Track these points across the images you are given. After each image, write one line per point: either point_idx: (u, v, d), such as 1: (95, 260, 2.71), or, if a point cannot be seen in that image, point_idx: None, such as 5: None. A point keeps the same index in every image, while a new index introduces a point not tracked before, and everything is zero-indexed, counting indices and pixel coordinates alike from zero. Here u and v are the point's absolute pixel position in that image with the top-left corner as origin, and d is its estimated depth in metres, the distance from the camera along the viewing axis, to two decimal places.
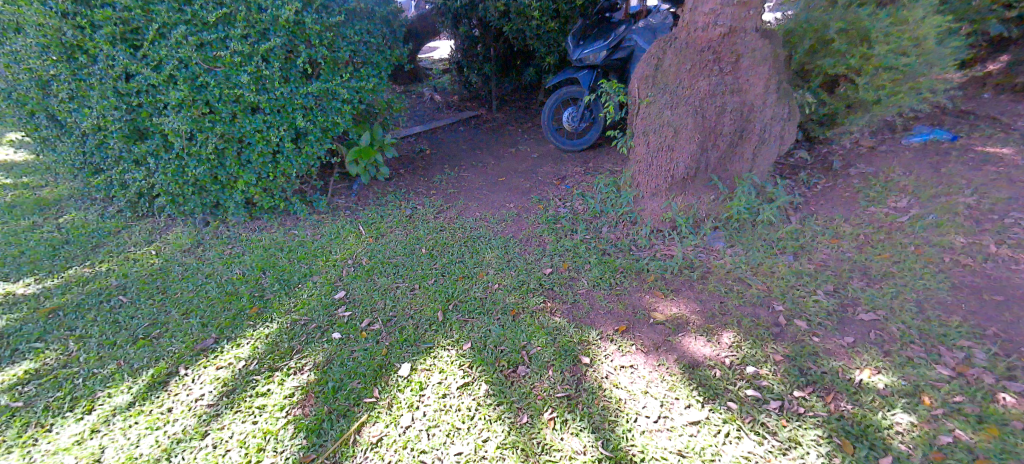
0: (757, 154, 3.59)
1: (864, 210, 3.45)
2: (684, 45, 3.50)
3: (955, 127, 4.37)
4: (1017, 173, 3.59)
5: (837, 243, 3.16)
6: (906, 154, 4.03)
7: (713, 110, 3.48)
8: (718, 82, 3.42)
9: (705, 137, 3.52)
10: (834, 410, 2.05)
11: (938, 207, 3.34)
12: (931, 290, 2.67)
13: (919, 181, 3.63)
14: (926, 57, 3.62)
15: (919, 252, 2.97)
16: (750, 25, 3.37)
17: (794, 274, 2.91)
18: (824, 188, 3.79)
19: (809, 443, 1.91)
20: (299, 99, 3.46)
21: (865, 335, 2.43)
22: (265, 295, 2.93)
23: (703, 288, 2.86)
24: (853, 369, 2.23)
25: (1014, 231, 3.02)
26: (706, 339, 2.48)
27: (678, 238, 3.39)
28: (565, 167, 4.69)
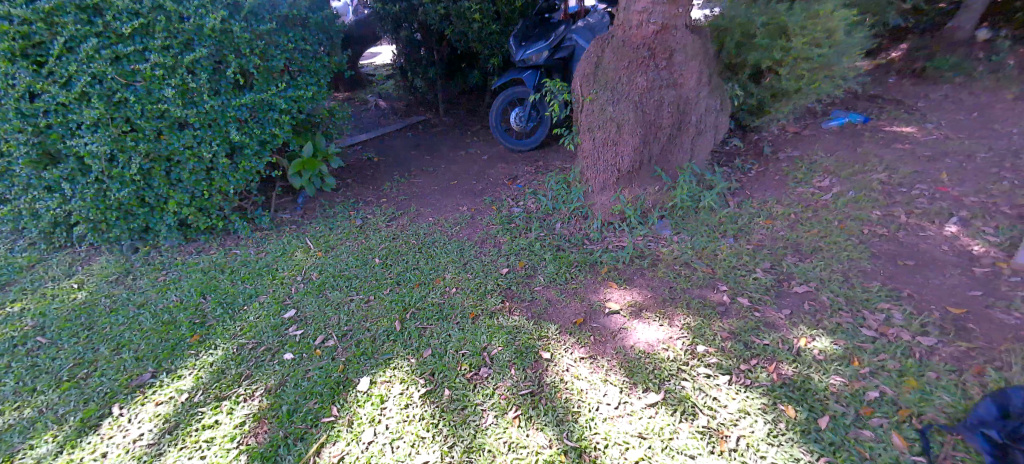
0: (695, 144, 3.79)
1: (793, 191, 3.70)
2: (621, 42, 3.60)
3: (867, 110, 4.78)
4: (920, 149, 3.97)
5: (771, 224, 3.37)
6: (826, 137, 4.35)
7: (652, 104, 3.61)
8: (655, 77, 3.56)
9: (647, 130, 3.65)
10: (778, 379, 2.18)
11: (856, 184, 3.63)
12: (854, 260, 2.91)
13: (839, 161, 3.94)
14: (837, 47, 3.92)
15: (841, 227, 3.22)
16: (681, 22, 3.54)
17: (735, 255, 3.08)
18: (757, 173, 4.03)
19: (756, 411, 2.03)
20: (231, 111, 3.31)
21: (800, 306, 2.61)
22: (206, 321, 2.77)
23: (653, 275, 2.97)
24: (791, 339, 2.39)
25: (920, 202, 3.34)
26: (659, 323, 2.58)
27: (628, 229, 3.49)
28: (514, 168, 4.74)
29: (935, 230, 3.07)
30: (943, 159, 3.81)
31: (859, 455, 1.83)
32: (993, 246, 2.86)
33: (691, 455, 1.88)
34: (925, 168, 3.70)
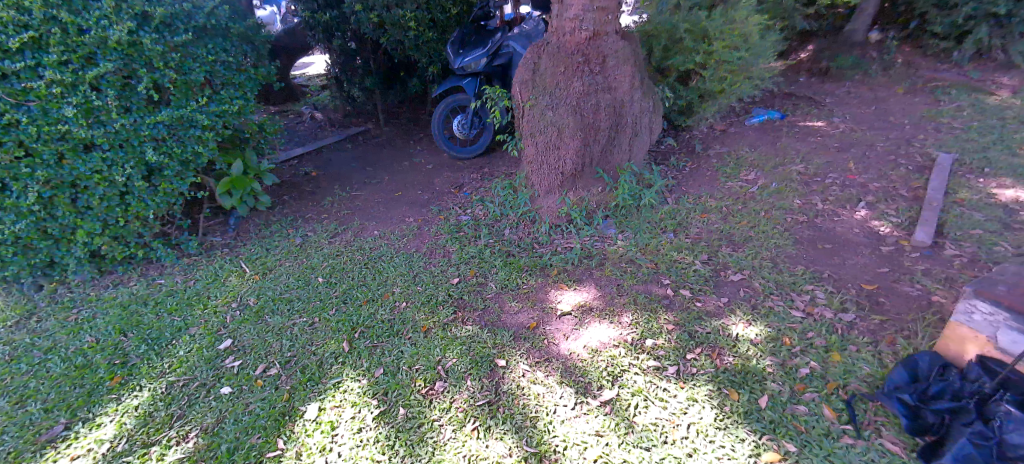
0: (632, 145, 3.92)
1: (724, 185, 3.92)
2: (556, 49, 3.68)
3: (783, 107, 5.16)
4: (830, 142, 4.34)
5: (706, 217, 3.56)
6: (750, 133, 4.65)
7: (590, 108, 3.69)
8: (590, 82, 3.65)
9: (587, 133, 3.74)
10: (721, 365, 2.29)
11: (778, 176, 3.90)
12: (781, 246, 3.12)
13: (762, 156, 4.22)
14: (754, 50, 4.21)
15: (768, 216, 3.45)
16: (611, 28, 3.65)
17: (675, 249, 3.22)
18: (692, 169, 4.23)
19: (703, 398, 2.12)
20: (146, 130, 3.07)
21: (736, 293, 2.77)
22: (128, 361, 2.55)
23: (601, 274, 3.05)
24: (731, 325, 2.52)
25: (833, 190, 3.65)
26: (609, 321, 2.64)
27: (575, 230, 3.56)
28: (459, 176, 4.71)
29: (847, 215, 3.36)
30: (850, 150, 4.18)
31: (796, 429, 1.95)
32: (895, 227, 3.18)
33: (646, 447, 1.93)
34: (836, 159, 4.05)
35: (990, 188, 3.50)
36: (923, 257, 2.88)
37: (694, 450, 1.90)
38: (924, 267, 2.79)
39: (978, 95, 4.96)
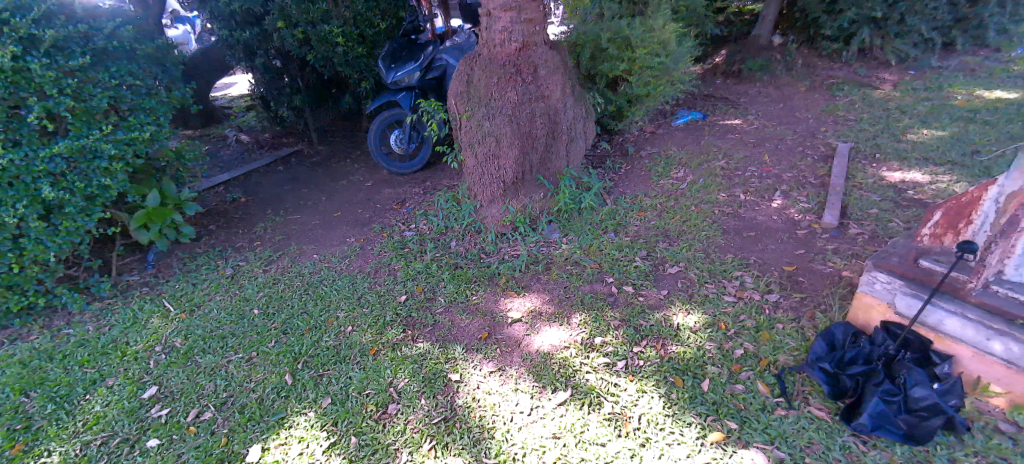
0: (569, 151, 4.02)
1: (657, 183, 4.11)
2: (487, 61, 3.69)
3: (703, 107, 5.51)
4: (747, 137, 4.68)
5: (644, 215, 3.71)
6: (676, 133, 4.92)
7: (525, 117, 3.73)
8: (524, 91, 3.68)
9: (524, 142, 3.79)
10: (666, 354, 2.39)
11: (705, 172, 4.15)
12: (712, 237, 3.31)
13: (689, 154, 4.47)
14: (673, 56, 4.49)
15: (698, 210, 3.65)
16: (540, 38, 3.72)
17: (617, 248, 3.32)
18: (627, 170, 4.40)
19: (652, 388, 2.20)
20: (41, 164, 2.78)
21: (675, 285, 2.90)
22: (32, 425, 2.27)
23: (548, 278, 3.09)
24: (672, 316, 2.64)
25: (753, 181, 3.93)
26: (559, 323, 2.68)
27: (520, 237, 3.59)
28: (398, 191, 4.63)
29: (767, 203, 3.63)
30: (765, 144, 4.52)
31: (736, 407, 2.07)
32: (808, 212, 3.47)
33: (602, 443, 1.97)
34: (753, 153, 4.37)
35: (884, 171, 3.91)
36: (834, 237, 3.17)
37: (647, 439, 1.96)
38: (835, 246, 3.06)
39: (866, 89, 5.54)
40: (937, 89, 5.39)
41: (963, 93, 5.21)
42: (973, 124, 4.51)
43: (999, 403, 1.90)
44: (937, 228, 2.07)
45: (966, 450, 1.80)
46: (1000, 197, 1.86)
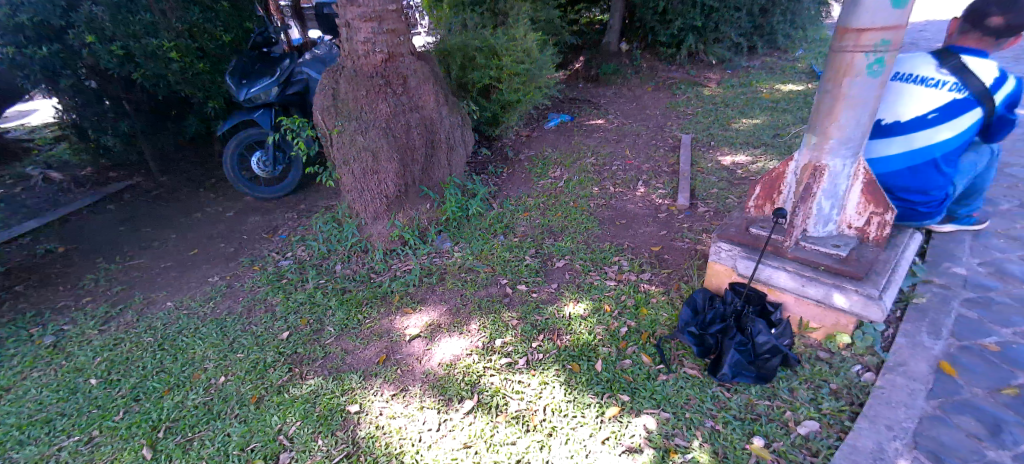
0: (451, 159, 4.05)
1: (538, 184, 4.33)
2: (353, 73, 3.57)
3: (570, 110, 5.92)
4: (610, 135, 5.15)
5: (529, 215, 3.87)
6: (549, 135, 5.23)
7: (401, 128, 3.68)
8: (396, 103, 3.65)
9: (403, 153, 3.72)
10: (561, 344, 2.54)
11: (577, 169, 4.47)
12: (591, 228, 3.60)
13: (562, 153, 4.79)
14: (536, 63, 4.72)
15: (577, 205, 3.93)
16: (405, 49, 3.71)
17: (507, 249, 3.43)
18: (509, 174, 4.56)
19: (552, 379, 2.32)
20: None
21: (563, 277, 3.09)
22: None
23: (443, 289, 3.07)
24: (563, 307, 2.81)
25: (618, 175, 4.34)
26: (458, 332, 2.69)
27: (411, 251, 3.52)
28: (269, 218, 4.25)
29: (632, 193, 4.04)
30: (625, 140, 5.02)
31: (626, 380, 2.28)
32: (666, 198, 3.93)
33: (512, 442, 2.02)
34: (617, 148, 4.84)
35: (720, 156, 4.58)
36: (689, 217, 3.63)
37: (553, 428, 2.06)
38: (690, 225, 3.52)
39: (699, 88, 6.45)
40: (749, 85, 6.45)
41: (768, 87, 6.31)
42: (778, 112, 5.48)
43: (817, 335, 2.36)
44: (760, 201, 2.52)
45: (801, 378, 2.20)
46: (796, 169, 2.32)
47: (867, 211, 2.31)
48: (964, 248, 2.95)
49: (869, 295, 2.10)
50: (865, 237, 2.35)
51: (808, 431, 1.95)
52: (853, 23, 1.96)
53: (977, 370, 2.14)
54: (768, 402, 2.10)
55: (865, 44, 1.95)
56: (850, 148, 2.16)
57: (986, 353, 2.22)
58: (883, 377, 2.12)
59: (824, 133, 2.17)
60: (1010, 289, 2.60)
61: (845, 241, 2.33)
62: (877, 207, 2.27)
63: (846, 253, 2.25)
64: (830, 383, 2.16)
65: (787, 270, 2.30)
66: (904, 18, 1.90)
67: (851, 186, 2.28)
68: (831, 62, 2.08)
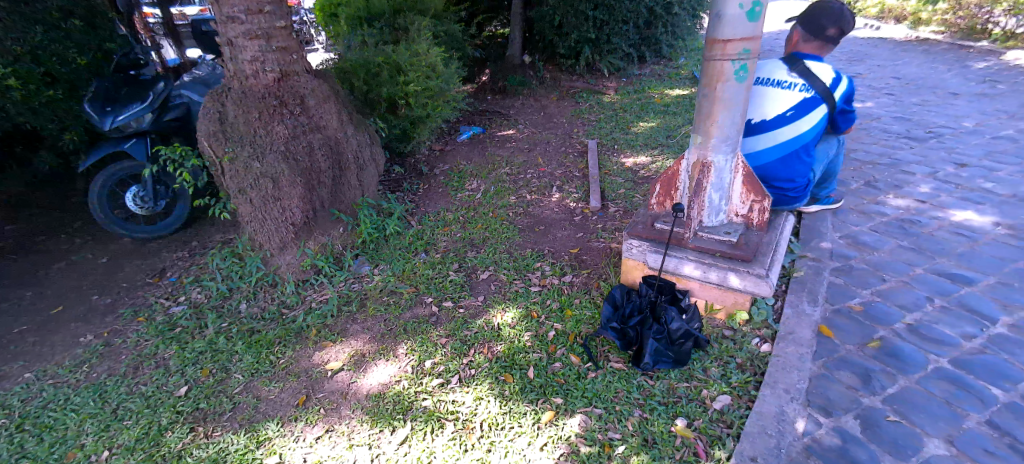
0: (361, 179, 3.92)
1: (456, 197, 4.33)
2: (241, 94, 3.30)
3: (481, 122, 6.00)
4: (522, 145, 5.32)
5: (449, 230, 3.85)
6: (463, 148, 5.27)
7: (302, 151, 3.46)
8: (294, 123, 3.43)
9: (308, 177, 3.50)
10: (492, 356, 2.54)
11: (493, 181, 4.56)
12: (513, 237, 3.67)
13: (477, 166, 4.85)
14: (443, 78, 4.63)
15: (496, 215, 4.00)
16: (299, 67, 3.57)
17: (430, 267, 3.37)
18: (425, 190, 4.50)
19: (486, 392, 2.31)
20: None
21: (489, 289, 3.11)
22: None
23: (365, 316, 2.93)
24: (492, 319, 2.82)
25: (533, 182, 4.50)
26: (384, 359, 2.58)
27: (327, 280, 3.30)
28: (154, 261, 3.80)
29: (548, 199, 4.20)
30: (536, 149, 5.22)
31: (558, 383, 2.33)
32: (580, 201, 4.13)
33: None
34: (529, 158, 5.02)
35: (624, 159, 4.88)
36: (602, 218, 3.83)
37: (491, 444, 2.05)
38: (603, 225, 3.71)
39: (599, 96, 6.87)
40: (642, 91, 6.97)
41: (659, 93, 6.86)
42: (669, 115, 5.97)
43: (721, 314, 2.59)
44: (661, 198, 2.72)
45: (711, 357, 2.40)
46: (688, 166, 2.55)
47: (749, 200, 2.59)
48: (828, 224, 3.41)
49: (757, 275, 2.36)
50: (750, 223, 2.62)
51: (722, 405, 2.13)
52: (718, 35, 2.20)
53: (848, 329, 2.48)
54: (686, 384, 2.26)
55: (730, 53, 2.20)
56: (729, 145, 2.42)
57: (853, 313, 2.58)
58: (778, 345, 2.38)
59: (707, 133, 2.40)
60: (866, 256, 3.05)
61: (734, 228, 2.58)
62: (756, 195, 2.55)
63: (735, 239, 2.50)
64: (736, 357, 2.38)
65: (689, 259, 2.51)
66: (758, 29, 2.17)
67: (733, 179, 2.55)
68: (706, 70, 2.31)
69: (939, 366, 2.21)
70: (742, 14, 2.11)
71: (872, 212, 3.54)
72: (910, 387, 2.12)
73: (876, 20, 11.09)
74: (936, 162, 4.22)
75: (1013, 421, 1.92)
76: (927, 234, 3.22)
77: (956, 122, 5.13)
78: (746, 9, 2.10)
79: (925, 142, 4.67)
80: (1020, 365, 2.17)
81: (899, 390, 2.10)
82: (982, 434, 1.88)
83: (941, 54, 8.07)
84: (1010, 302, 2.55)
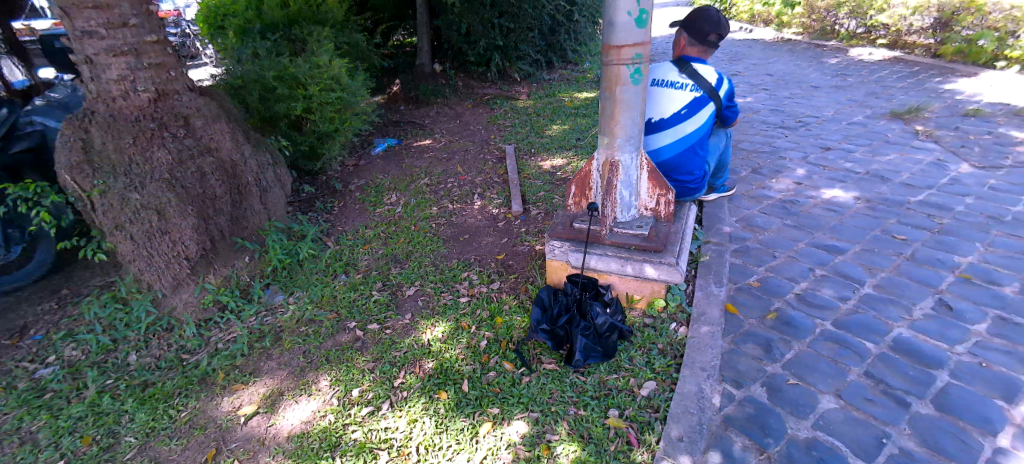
0: (265, 202, 3.65)
1: (374, 213, 4.19)
2: (110, 118, 2.98)
3: (395, 134, 5.85)
4: (439, 155, 5.28)
5: (370, 248, 3.69)
6: (378, 162, 5.11)
7: (192, 177, 3.16)
8: (179, 148, 3.14)
9: (202, 204, 3.18)
10: (424, 374, 2.46)
11: (413, 193, 4.47)
12: (438, 248, 3.61)
13: (395, 179, 4.73)
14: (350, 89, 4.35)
15: (419, 227, 3.92)
16: (180, 84, 3.26)
17: (350, 289, 3.20)
18: (340, 207, 4.29)
19: (420, 413, 2.22)
20: None
21: (416, 306, 3.01)
22: None
23: (281, 350, 2.70)
24: (421, 336, 2.74)
25: (454, 191, 4.47)
26: (306, 395, 2.39)
27: (234, 317, 2.97)
28: (11, 318, 3.22)
29: (469, 207, 4.19)
30: (454, 158, 5.20)
31: (494, 392, 2.32)
32: (502, 206, 4.16)
33: None
34: (448, 166, 4.99)
35: (540, 162, 4.99)
36: (524, 221, 3.88)
37: None
38: (526, 229, 3.76)
39: (511, 101, 7.00)
40: (553, 95, 7.19)
41: (568, 96, 7.11)
42: (579, 117, 6.20)
43: (641, 304, 2.71)
44: (577, 198, 2.81)
45: (636, 346, 2.50)
46: (598, 166, 2.66)
47: (655, 194, 2.73)
48: (725, 210, 3.73)
49: (669, 263, 2.51)
50: (659, 215, 2.77)
51: (649, 391, 2.23)
52: (612, 41, 2.32)
53: (749, 304, 2.72)
54: (615, 375, 2.34)
55: (624, 57, 2.33)
56: (632, 144, 2.55)
57: (752, 290, 2.84)
58: (692, 327, 2.55)
59: (612, 134, 2.52)
60: (759, 236, 3.37)
61: (645, 221, 2.72)
62: (661, 189, 2.71)
63: (647, 231, 2.63)
64: (657, 343, 2.51)
65: (608, 255, 2.60)
66: (647, 35, 2.32)
67: (640, 175, 2.69)
68: (605, 74, 2.42)
69: (825, 328, 2.49)
70: (630, 21, 2.25)
71: (760, 196, 3.91)
72: (803, 351, 2.36)
73: (748, 24, 12.37)
74: (807, 148, 4.78)
75: (884, 369, 2.21)
76: (805, 212, 3.62)
77: (819, 111, 5.85)
78: (634, 17, 2.23)
79: (797, 131, 5.27)
80: (885, 319, 2.50)
81: (795, 355, 2.34)
82: (862, 384, 2.14)
83: (802, 52, 9.17)
84: (873, 265, 2.94)
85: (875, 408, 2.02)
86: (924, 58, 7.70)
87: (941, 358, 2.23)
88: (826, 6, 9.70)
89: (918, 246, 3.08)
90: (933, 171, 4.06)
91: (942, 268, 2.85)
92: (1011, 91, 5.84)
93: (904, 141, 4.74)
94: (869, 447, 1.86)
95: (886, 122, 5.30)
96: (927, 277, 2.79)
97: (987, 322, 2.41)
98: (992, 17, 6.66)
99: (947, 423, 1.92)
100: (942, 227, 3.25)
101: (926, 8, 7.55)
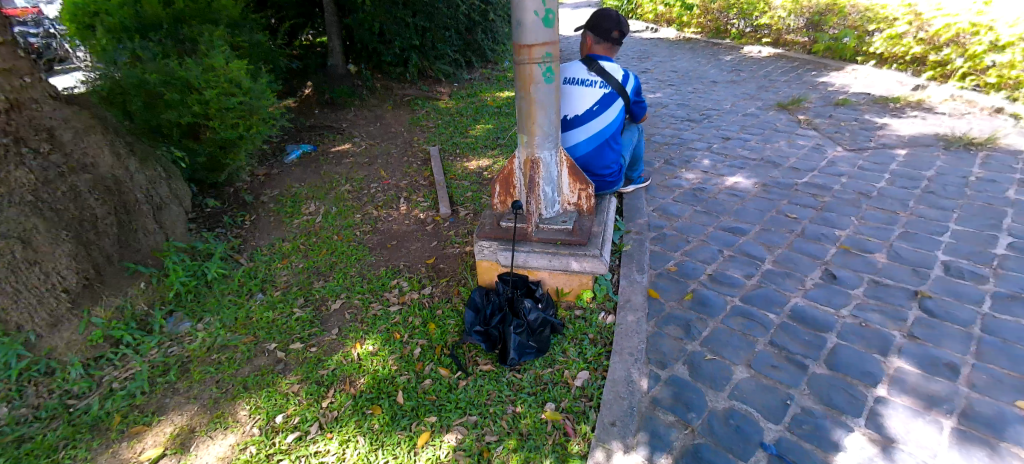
0: (161, 220, 3.34)
1: (292, 224, 3.94)
2: None
3: (310, 139, 5.54)
4: (360, 159, 5.07)
5: (289, 262, 3.46)
6: (293, 170, 4.82)
7: (64, 197, 2.82)
8: (45, 165, 2.81)
9: (79, 227, 2.82)
10: (355, 391, 2.35)
11: (333, 201, 4.26)
12: (365, 257, 3.47)
13: (312, 187, 4.49)
14: (254, 93, 3.95)
15: (342, 237, 3.73)
16: (38, 93, 2.96)
17: (269, 309, 2.98)
18: (253, 221, 3.98)
19: (356, 432, 2.12)
20: None
21: (343, 319, 2.87)
22: None
23: (189, 383, 2.45)
24: (351, 350, 2.62)
25: (378, 196, 4.33)
26: (225, 429, 2.19)
27: (132, 350, 2.64)
28: None
29: (395, 212, 4.08)
30: (376, 162, 5.03)
31: (431, 400, 2.26)
32: (430, 210, 4.08)
33: None
34: (370, 171, 4.82)
35: (466, 162, 4.95)
36: (453, 224, 3.84)
37: None
38: (455, 231, 3.72)
39: (431, 102, 6.89)
40: (475, 95, 7.18)
41: (490, 96, 7.13)
42: (502, 116, 6.23)
43: (570, 297, 2.78)
44: (502, 197, 2.81)
45: (568, 339, 2.55)
46: (519, 164, 2.67)
47: (575, 189, 2.80)
48: (643, 201, 3.93)
49: (594, 255, 2.58)
50: (581, 209, 2.84)
51: (582, 381, 2.29)
52: (523, 41, 2.34)
53: (668, 289, 2.88)
54: (550, 369, 2.38)
55: (536, 57, 2.36)
56: (550, 141, 2.60)
57: (670, 274, 3.01)
58: (618, 315, 2.66)
59: (529, 132, 2.55)
60: (673, 223, 3.58)
61: (569, 216, 2.78)
62: (582, 183, 2.77)
63: (571, 226, 2.70)
64: (588, 333, 2.58)
65: (536, 252, 2.64)
66: (555, 34, 2.36)
67: (560, 171, 2.74)
68: (518, 74, 2.45)
69: (734, 304, 2.70)
70: (538, 20, 2.28)
71: (672, 186, 4.16)
72: (717, 327, 2.54)
73: (652, 24, 13.13)
74: (710, 138, 5.17)
75: (785, 337, 2.43)
76: (712, 198, 3.91)
77: (719, 104, 6.34)
78: (541, 16, 2.26)
79: (700, 123, 5.67)
80: (783, 291, 2.76)
81: (710, 332, 2.51)
82: (768, 353, 2.34)
83: (701, 50, 9.91)
84: (770, 243, 3.24)
85: (779, 374, 2.22)
86: (802, 54, 8.62)
87: (831, 323, 2.50)
88: (718, 7, 10.55)
89: (807, 223, 3.44)
90: (814, 155, 4.55)
91: (827, 241, 3.21)
92: (871, 82, 6.69)
93: (789, 129, 5.26)
94: (776, 409, 2.05)
95: (774, 113, 5.86)
96: (816, 250, 3.12)
97: (864, 287, 2.74)
98: (852, 17, 7.57)
99: (838, 380, 2.16)
100: (824, 205, 3.66)
101: (800, 9, 8.46)
